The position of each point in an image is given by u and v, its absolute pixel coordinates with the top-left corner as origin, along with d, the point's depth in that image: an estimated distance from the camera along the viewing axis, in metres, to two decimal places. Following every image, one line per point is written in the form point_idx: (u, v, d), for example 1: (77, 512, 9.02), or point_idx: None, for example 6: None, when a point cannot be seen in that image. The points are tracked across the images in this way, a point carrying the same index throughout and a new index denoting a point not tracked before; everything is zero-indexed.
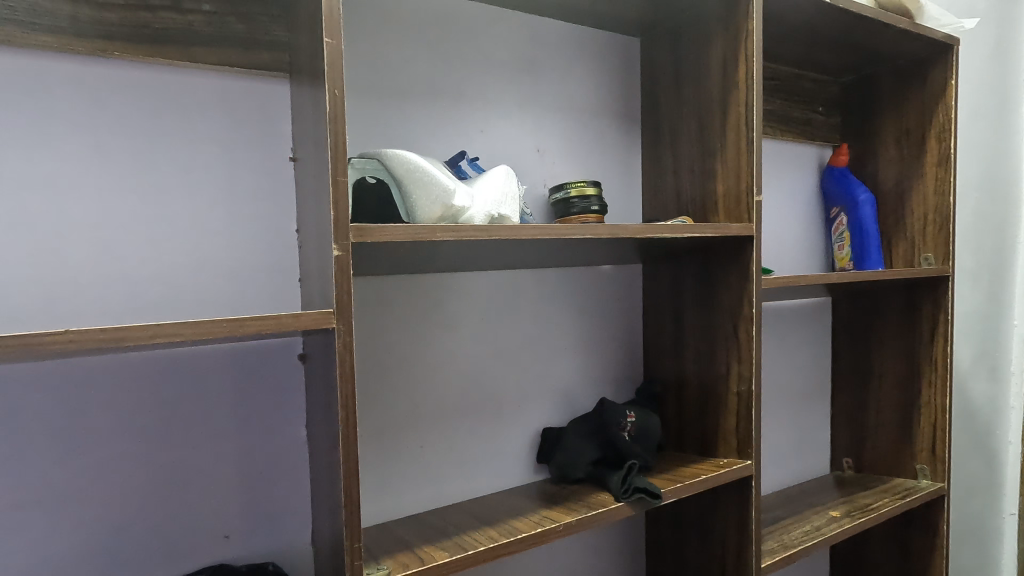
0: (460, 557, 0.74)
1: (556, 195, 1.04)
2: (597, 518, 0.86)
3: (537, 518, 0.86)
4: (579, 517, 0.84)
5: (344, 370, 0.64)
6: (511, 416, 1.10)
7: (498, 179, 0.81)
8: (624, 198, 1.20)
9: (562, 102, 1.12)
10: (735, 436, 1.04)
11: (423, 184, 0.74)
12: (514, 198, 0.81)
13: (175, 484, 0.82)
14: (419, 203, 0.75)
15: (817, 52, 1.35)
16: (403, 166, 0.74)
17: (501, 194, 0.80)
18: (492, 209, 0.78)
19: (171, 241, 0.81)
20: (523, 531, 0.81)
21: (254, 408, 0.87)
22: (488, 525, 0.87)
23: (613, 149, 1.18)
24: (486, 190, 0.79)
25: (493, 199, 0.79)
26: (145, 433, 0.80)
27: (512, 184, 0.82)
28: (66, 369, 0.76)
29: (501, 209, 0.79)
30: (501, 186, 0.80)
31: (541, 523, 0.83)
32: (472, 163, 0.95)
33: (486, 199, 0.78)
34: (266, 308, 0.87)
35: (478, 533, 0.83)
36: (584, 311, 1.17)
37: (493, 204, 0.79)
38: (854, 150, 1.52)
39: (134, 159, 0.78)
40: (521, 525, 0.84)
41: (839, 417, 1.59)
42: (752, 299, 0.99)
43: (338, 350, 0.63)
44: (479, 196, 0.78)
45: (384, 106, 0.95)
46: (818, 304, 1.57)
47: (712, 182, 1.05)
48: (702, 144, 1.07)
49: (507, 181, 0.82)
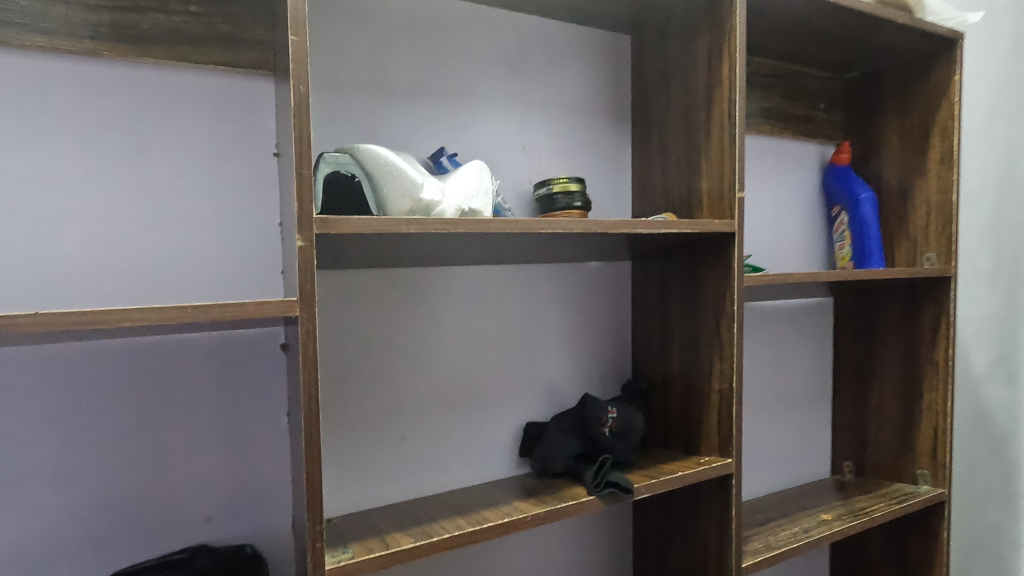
0: (423, 543, 0.75)
1: (540, 191, 1.05)
2: (567, 511, 0.87)
3: (507, 509, 0.87)
4: (548, 510, 0.85)
5: (307, 357, 0.66)
6: (495, 410, 1.11)
7: (471, 173, 0.82)
8: (613, 195, 1.20)
9: (549, 99, 1.13)
10: (717, 434, 1.03)
11: (394, 179, 0.76)
12: (486, 191, 0.83)
13: (159, 467, 0.86)
14: (390, 198, 0.77)
15: (815, 47, 1.33)
16: (374, 161, 0.76)
17: (472, 187, 0.81)
18: (464, 202, 0.80)
19: (158, 233, 0.84)
20: (491, 521, 0.83)
21: (237, 395, 0.90)
22: (459, 515, 0.88)
23: (601, 146, 1.19)
24: (457, 185, 0.81)
25: (464, 192, 0.80)
26: (131, 417, 0.84)
27: (484, 177, 0.83)
28: (57, 353, 0.80)
29: (473, 202, 0.81)
30: (473, 180, 0.82)
31: (510, 514, 0.85)
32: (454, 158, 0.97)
33: (458, 192, 0.80)
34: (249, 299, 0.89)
35: (447, 522, 0.84)
36: (571, 307, 1.18)
37: (465, 197, 0.80)
38: (858, 147, 1.49)
39: (122, 154, 0.82)
40: (490, 516, 0.85)
41: (840, 420, 1.56)
42: (734, 296, 0.99)
43: (301, 337, 0.65)
44: (451, 189, 0.80)
45: (367, 103, 0.97)
46: (819, 304, 1.55)
47: (697, 178, 1.05)
48: (688, 141, 1.07)
49: (480, 174, 0.83)
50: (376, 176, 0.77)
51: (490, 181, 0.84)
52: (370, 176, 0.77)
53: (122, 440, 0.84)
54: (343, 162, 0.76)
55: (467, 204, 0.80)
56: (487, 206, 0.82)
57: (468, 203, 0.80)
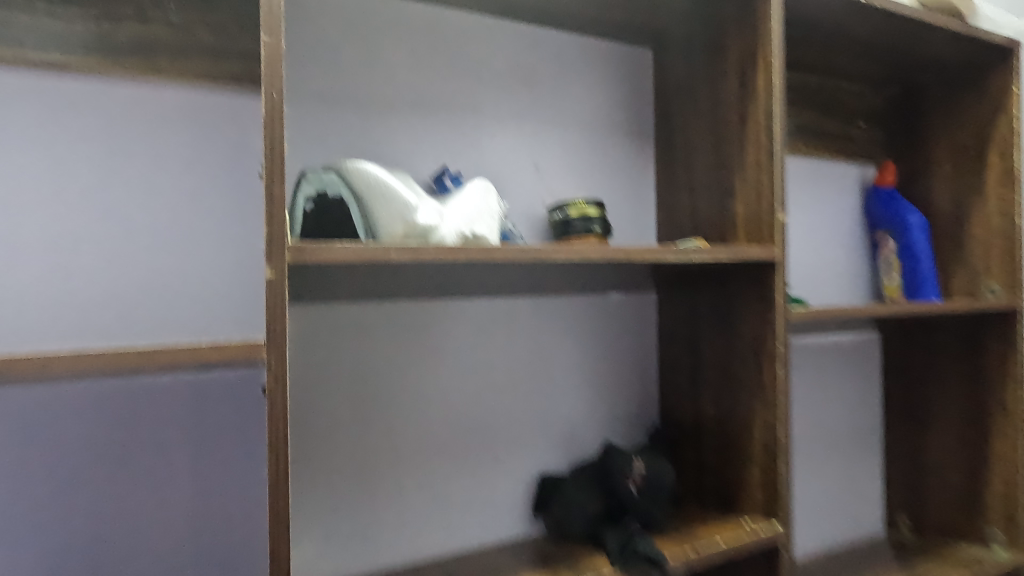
0: None
1: (554, 215, 0.95)
2: None
3: None
4: None
5: (275, 409, 0.55)
6: (505, 460, 0.98)
7: (474, 193, 0.73)
8: (635, 219, 1.09)
9: (563, 116, 1.04)
10: (761, 492, 0.89)
11: (386, 200, 0.66)
12: (492, 213, 0.73)
13: (119, 527, 0.75)
14: (381, 222, 0.67)
15: (854, 60, 1.22)
16: (364, 181, 0.67)
17: (476, 209, 0.71)
18: (467, 227, 0.70)
19: (126, 262, 0.75)
20: None
21: (213, 445, 0.79)
22: None
23: (621, 166, 1.09)
24: (459, 208, 0.71)
25: (467, 216, 0.71)
26: (89, 469, 0.74)
27: (489, 198, 0.73)
28: (10, 398, 0.71)
29: (477, 226, 0.71)
30: (476, 201, 0.72)
31: None
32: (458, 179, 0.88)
33: (459, 216, 0.70)
34: (228, 335, 0.80)
35: None
36: (589, 343, 1.06)
37: (467, 221, 0.70)
38: (902, 167, 1.37)
39: (89, 175, 0.74)
40: None
41: (893, 468, 1.39)
42: (777, 333, 0.86)
43: (268, 385, 0.55)
44: (451, 213, 0.70)
45: (364, 119, 0.89)
46: (864, 339, 1.40)
47: (730, 200, 0.94)
48: (719, 159, 0.96)
49: (484, 195, 0.73)
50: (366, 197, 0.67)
51: (497, 202, 0.74)
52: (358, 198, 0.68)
53: (83, 495, 0.74)
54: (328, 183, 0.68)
55: (469, 229, 0.70)
56: (493, 230, 0.72)
57: (471, 229, 0.70)
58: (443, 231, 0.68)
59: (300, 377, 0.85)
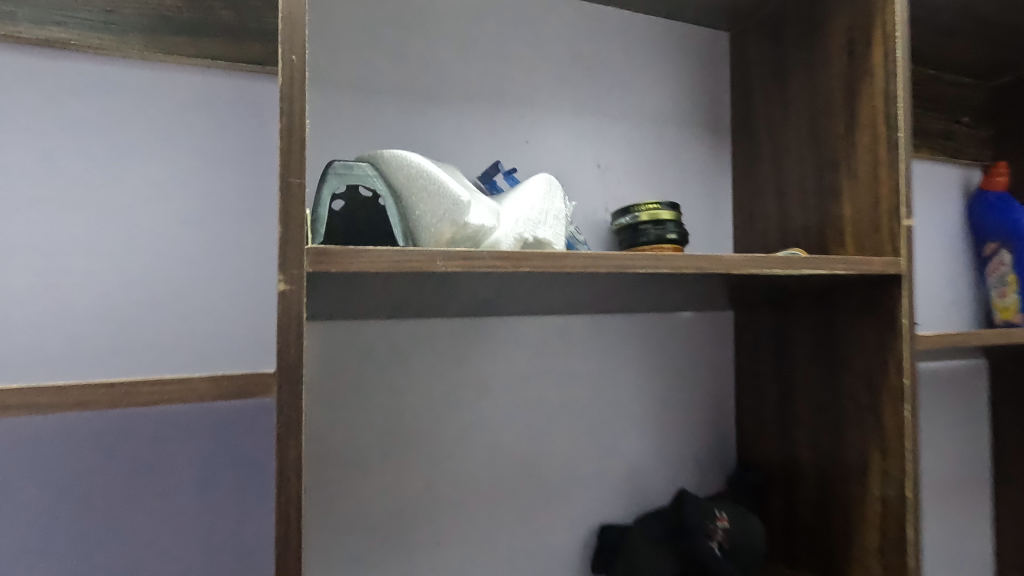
0: None
1: (620, 220, 0.81)
2: None
3: None
4: None
5: (287, 460, 0.43)
6: (560, 507, 0.84)
7: (535, 190, 0.60)
8: (710, 228, 0.95)
9: (628, 108, 0.91)
10: (879, 562, 0.72)
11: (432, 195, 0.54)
12: (556, 214, 0.60)
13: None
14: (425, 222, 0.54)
15: (965, 43, 1.05)
16: (407, 173, 0.54)
17: (537, 208, 0.58)
18: (526, 228, 0.57)
19: (125, 273, 0.65)
20: None
21: (218, 487, 0.69)
22: None
23: (694, 166, 0.95)
24: (514, 208, 0.58)
25: (526, 215, 0.57)
26: (75, 516, 0.64)
27: (553, 197, 0.61)
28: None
29: (539, 228, 0.58)
30: (537, 199, 0.59)
31: None
32: (512, 175, 0.76)
33: (517, 215, 0.57)
34: (239, 360, 0.69)
35: None
36: (657, 369, 0.91)
37: (527, 221, 0.57)
38: (1016, 168, 1.18)
39: (89, 170, 0.64)
40: None
41: (1007, 519, 1.19)
42: (904, 364, 0.69)
43: (277, 431, 0.42)
44: (507, 212, 0.57)
45: (403, 110, 0.77)
46: (972, 367, 1.21)
47: (834, 202, 0.78)
48: (818, 155, 0.81)
49: (546, 193, 0.60)
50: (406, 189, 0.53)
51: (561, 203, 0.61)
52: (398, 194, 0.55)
53: (75, 543, 0.64)
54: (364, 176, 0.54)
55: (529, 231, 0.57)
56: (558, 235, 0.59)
57: (531, 230, 0.57)
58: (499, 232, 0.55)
59: (326, 407, 0.73)
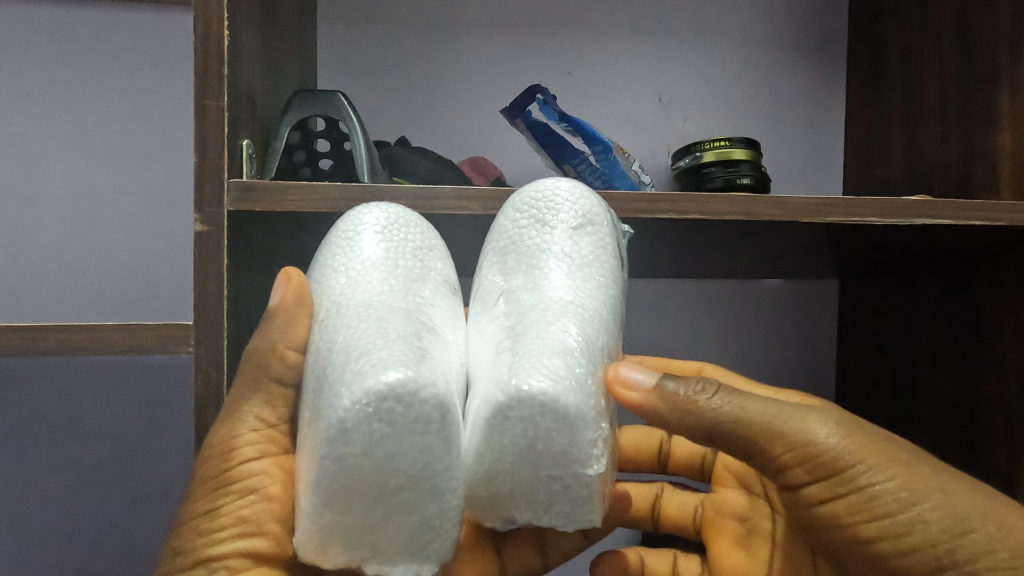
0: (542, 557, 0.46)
1: (680, 162, 0.65)
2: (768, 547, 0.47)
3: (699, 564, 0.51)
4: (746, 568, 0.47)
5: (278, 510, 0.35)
6: None
7: (576, 389, 0.27)
8: (813, 175, 0.75)
9: (704, 25, 0.73)
10: None
11: (516, 290, 0.33)
12: (515, 441, 0.26)
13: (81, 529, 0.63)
14: (357, 260, 0.33)
15: None
16: (617, 275, 0.35)
17: (526, 387, 0.26)
18: (380, 420, 0.24)
19: (45, 226, 0.66)
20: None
21: (163, 441, 0.63)
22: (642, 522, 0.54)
23: (791, 97, 0.75)
24: (487, 369, 0.30)
25: (530, 366, 0.27)
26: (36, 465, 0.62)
27: (562, 433, 0.26)
28: None
29: (476, 419, 0.27)
30: (597, 393, 0.28)
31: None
32: (551, 105, 0.57)
33: (534, 347, 0.28)
34: (137, 307, 0.67)
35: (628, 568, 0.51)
36: (732, 347, 0.75)
37: (510, 377, 0.27)
38: None
39: (106, 124, 0.65)
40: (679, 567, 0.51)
41: None
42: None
43: (263, 472, 0.35)
44: (559, 332, 0.29)
45: (423, 41, 0.68)
46: None
47: (991, 132, 0.56)
48: (967, 67, 0.59)
49: (584, 430, 0.27)
50: (358, 142, 0.45)
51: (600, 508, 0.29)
52: (522, 252, 0.35)
53: (28, 493, 0.61)
54: (554, 196, 0.36)
55: (402, 417, 0.25)
56: (518, 475, 0.28)
57: (368, 416, 0.24)
58: (334, 393, 0.26)
59: None
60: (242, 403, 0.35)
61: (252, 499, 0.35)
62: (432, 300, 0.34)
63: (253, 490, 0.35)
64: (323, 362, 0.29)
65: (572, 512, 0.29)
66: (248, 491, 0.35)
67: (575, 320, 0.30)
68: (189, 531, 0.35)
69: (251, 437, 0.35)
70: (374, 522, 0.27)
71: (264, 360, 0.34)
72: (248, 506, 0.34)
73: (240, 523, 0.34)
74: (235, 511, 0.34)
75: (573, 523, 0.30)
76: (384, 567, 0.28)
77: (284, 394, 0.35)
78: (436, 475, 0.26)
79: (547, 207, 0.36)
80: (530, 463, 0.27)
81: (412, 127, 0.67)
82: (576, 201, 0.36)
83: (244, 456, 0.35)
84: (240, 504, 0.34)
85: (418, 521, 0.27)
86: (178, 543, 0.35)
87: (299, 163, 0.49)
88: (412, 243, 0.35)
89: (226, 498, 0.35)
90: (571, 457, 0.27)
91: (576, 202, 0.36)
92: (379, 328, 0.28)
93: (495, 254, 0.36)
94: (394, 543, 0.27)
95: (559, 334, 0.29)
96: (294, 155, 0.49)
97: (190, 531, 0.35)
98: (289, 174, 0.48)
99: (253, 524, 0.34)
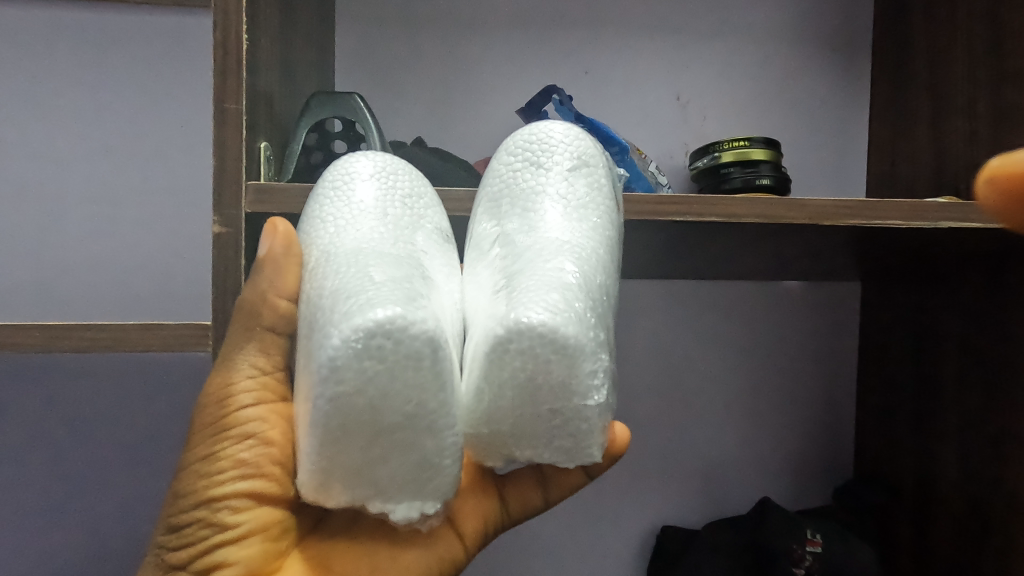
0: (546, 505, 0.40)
1: (698, 163, 0.65)
2: None
3: None
4: None
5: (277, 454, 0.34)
6: (614, 503, 0.74)
7: (574, 321, 0.25)
8: (835, 177, 0.73)
9: (723, 25, 0.72)
10: None
11: (512, 232, 0.32)
12: (515, 374, 0.25)
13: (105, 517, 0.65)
14: (350, 207, 0.32)
15: None
16: (611, 218, 0.34)
17: (526, 319, 0.25)
18: (370, 357, 0.23)
19: (69, 226, 0.68)
20: None
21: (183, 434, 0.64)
22: None
23: (813, 97, 0.73)
24: (484, 310, 0.29)
25: (527, 299, 0.26)
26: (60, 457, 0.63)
27: (561, 364, 0.25)
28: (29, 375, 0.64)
29: (476, 356, 0.26)
30: (598, 329, 0.27)
31: None
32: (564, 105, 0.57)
33: (532, 283, 0.27)
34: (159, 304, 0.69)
35: None
36: (749, 349, 0.74)
37: (508, 313, 0.25)
38: None
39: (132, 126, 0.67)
40: None
41: None
42: None
43: (257, 417, 0.34)
44: (558, 269, 0.28)
45: (440, 44, 0.68)
46: None
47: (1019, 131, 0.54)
48: (998, 65, 0.56)
49: (583, 363, 0.26)
50: (374, 143, 0.46)
51: (600, 444, 0.28)
52: (517, 196, 0.34)
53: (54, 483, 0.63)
54: (550, 139, 0.36)
55: (393, 355, 0.23)
56: (518, 415, 0.26)
57: (357, 354, 0.23)
58: (325, 335, 0.25)
59: None
60: (237, 349, 0.35)
61: (247, 443, 0.34)
62: (426, 248, 0.33)
63: (250, 435, 0.34)
64: (315, 308, 0.28)
65: (571, 445, 0.27)
66: (247, 435, 0.34)
67: (573, 259, 0.29)
68: (188, 480, 0.35)
69: (249, 382, 0.35)
70: (371, 462, 0.26)
71: (255, 307, 0.34)
72: (245, 451, 0.34)
73: (238, 467, 0.34)
74: (231, 457, 0.34)
75: (573, 458, 0.28)
76: (387, 503, 0.27)
77: (278, 342, 0.35)
78: (430, 416, 0.25)
79: (541, 150, 0.35)
80: (528, 396, 0.26)
81: (430, 128, 0.68)
82: (572, 145, 0.35)
83: (241, 402, 0.34)
84: (236, 449, 0.34)
85: (420, 456, 0.26)
86: (178, 491, 0.35)
87: (317, 164, 0.49)
88: (402, 192, 0.34)
89: (222, 444, 0.34)
90: (571, 392, 0.26)
91: (570, 143, 0.36)
92: (369, 269, 0.27)
93: (490, 200, 0.36)
94: (392, 487, 0.26)
95: (557, 271, 0.28)
96: (312, 156, 0.50)
97: (188, 478, 0.35)
98: (307, 175, 0.48)
99: (250, 467, 0.34)
